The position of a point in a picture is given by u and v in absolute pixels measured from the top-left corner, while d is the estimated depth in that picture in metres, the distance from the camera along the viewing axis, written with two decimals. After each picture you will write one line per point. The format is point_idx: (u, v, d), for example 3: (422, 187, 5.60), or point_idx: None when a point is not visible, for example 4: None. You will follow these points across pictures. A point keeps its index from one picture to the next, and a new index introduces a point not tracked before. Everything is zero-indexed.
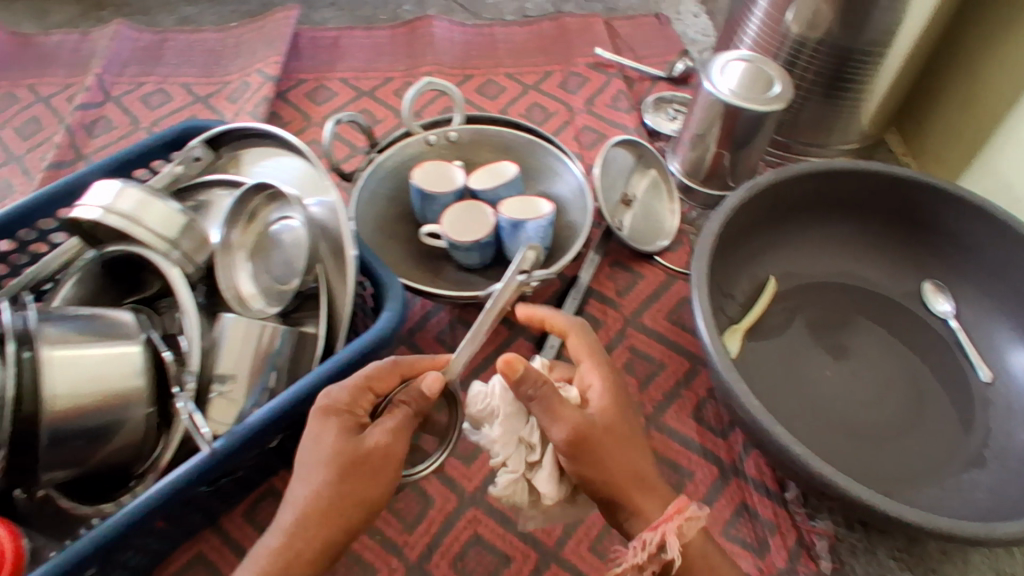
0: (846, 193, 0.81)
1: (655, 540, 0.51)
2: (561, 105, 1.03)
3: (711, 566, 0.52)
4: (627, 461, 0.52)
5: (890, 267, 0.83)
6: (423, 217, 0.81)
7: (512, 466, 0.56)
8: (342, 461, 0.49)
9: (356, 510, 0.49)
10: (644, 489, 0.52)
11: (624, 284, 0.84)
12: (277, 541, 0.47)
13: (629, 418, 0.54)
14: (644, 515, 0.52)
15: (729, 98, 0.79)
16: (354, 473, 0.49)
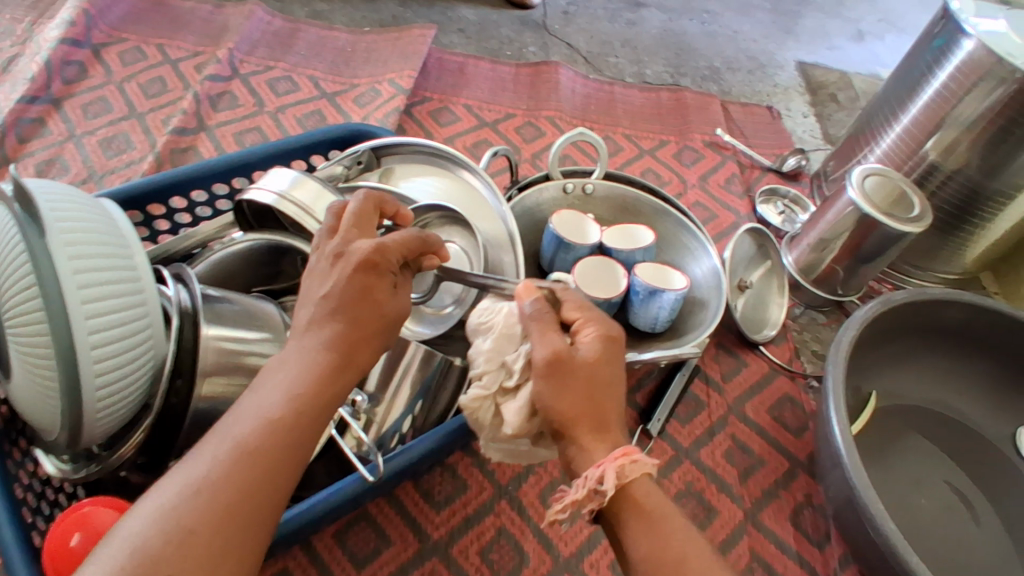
0: (960, 325, 0.83)
1: (607, 472, 0.42)
2: (675, 176, 1.03)
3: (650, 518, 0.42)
4: (593, 395, 0.45)
5: (988, 406, 0.84)
6: (550, 263, 0.80)
7: (486, 382, 0.52)
8: (347, 307, 0.45)
9: (354, 360, 0.45)
10: (600, 423, 0.45)
11: (729, 369, 0.84)
12: (279, 394, 0.41)
13: (619, 375, 0.47)
14: (591, 453, 0.44)
15: (872, 211, 0.79)
16: (359, 328, 0.45)
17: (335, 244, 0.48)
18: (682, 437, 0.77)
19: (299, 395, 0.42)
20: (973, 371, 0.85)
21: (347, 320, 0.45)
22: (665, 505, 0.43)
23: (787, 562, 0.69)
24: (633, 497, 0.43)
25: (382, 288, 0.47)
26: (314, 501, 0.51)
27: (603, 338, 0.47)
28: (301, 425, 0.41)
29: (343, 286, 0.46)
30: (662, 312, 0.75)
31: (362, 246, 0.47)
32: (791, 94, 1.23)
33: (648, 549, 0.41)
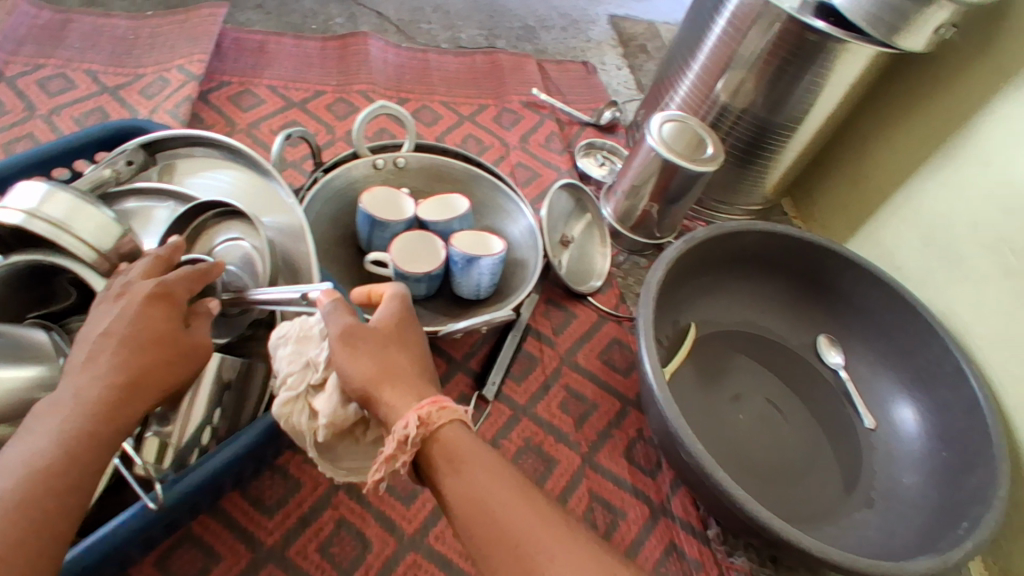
0: (761, 252, 0.90)
1: (414, 419, 0.45)
2: (495, 139, 1.04)
3: (459, 451, 0.45)
4: (388, 357, 0.49)
5: (791, 320, 0.92)
6: (368, 243, 0.78)
7: (291, 384, 0.51)
8: (131, 341, 0.45)
9: (140, 394, 0.44)
10: (400, 381, 0.48)
11: (559, 323, 0.86)
12: (49, 432, 0.41)
13: (413, 343, 0.51)
14: (395, 408, 0.46)
15: (672, 158, 0.84)
16: (147, 359, 0.45)
17: (125, 284, 0.49)
18: (518, 396, 0.79)
19: (75, 432, 0.41)
20: (775, 291, 0.93)
21: (132, 353, 0.45)
22: (477, 448, 0.46)
23: (624, 496, 0.74)
24: (444, 446, 0.45)
25: (174, 321, 0.48)
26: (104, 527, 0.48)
27: (396, 309, 0.52)
28: (80, 462, 0.41)
29: (127, 321, 0.46)
30: (483, 278, 0.75)
31: (149, 283, 0.48)
32: (603, 48, 1.26)
33: (459, 486, 0.44)
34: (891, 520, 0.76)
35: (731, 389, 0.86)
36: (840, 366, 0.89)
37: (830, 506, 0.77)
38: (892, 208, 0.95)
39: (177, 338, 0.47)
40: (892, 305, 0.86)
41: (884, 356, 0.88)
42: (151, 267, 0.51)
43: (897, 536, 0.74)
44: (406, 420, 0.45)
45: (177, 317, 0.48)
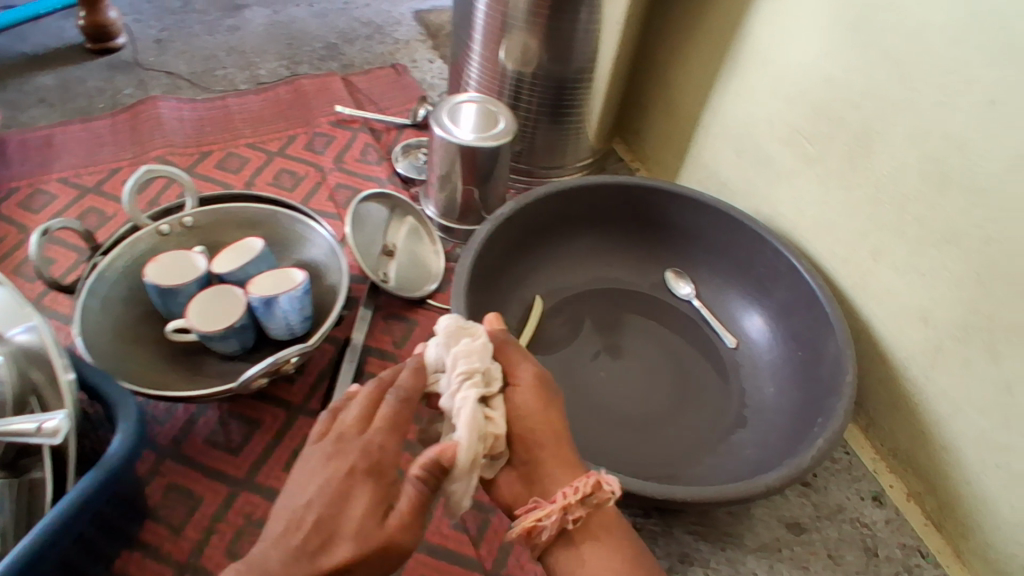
0: (587, 208, 0.89)
1: (588, 485, 0.54)
2: (311, 167, 1.01)
3: (607, 527, 0.56)
4: (555, 410, 0.59)
5: (637, 265, 0.92)
6: (168, 311, 0.75)
7: (477, 381, 0.55)
8: (319, 543, 0.45)
9: (374, 563, 0.46)
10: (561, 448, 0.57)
11: (401, 335, 0.84)
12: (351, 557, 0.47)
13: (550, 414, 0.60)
14: (559, 479, 0.56)
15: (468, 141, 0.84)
16: (386, 529, 0.47)
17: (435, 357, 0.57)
18: None
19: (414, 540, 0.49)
20: (615, 240, 0.92)
21: (411, 520, 0.48)
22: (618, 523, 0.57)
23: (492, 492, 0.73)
24: (594, 523, 0.56)
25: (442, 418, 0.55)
26: None
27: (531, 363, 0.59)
28: None
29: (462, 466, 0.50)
30: (290, 316, 0.73)
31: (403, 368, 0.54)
32: (412, 45, 1.24)
33: (599, 545, 0.54)
34: (764, 434, 0.76)
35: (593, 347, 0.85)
36: (692, 296, 0.90)
37: (705, 440, 0.77)
38: (705, 129, 0.96)
39: (347, 524, 0.46)
40: (719, 224, 0.86)
41: (727, 276, 0.88)
42: (366, 409, 0.52)
43: (769, 449, 0.74)
44: (586, 484, 0.54)
45: (388, 488, 0.49)
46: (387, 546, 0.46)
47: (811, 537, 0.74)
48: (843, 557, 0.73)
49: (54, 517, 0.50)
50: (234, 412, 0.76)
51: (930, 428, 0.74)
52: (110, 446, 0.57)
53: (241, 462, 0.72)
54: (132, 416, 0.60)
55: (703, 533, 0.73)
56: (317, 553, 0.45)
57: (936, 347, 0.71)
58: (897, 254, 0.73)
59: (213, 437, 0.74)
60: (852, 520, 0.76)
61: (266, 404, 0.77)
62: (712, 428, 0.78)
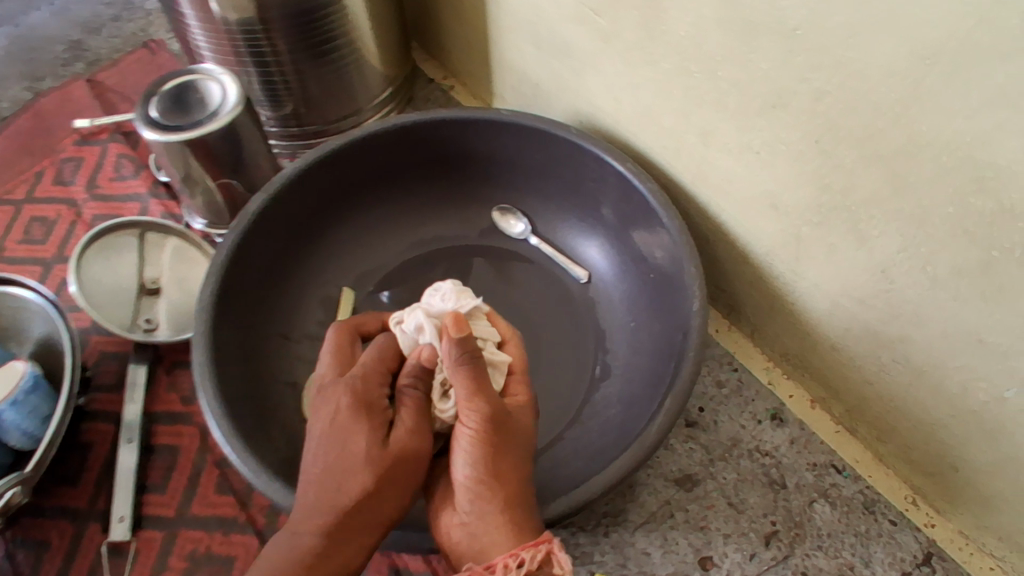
0: (370, 166, 0.72)
1: (536, 559, 0.45)
2: (62, 205, 0.84)
3: None
4: (521, 462, 0.50)
5: (458, 213, 0.76)
6: None
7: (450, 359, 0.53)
8: (334, 494, 0.46)
9: (396, 479, 0.47)
10: (518, 509, 0.48)
11: (191, 386, 0.69)
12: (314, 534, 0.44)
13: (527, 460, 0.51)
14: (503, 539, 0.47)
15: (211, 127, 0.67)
16: (388, 452, 0.47)
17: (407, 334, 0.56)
18: (164, 509, 0.63)
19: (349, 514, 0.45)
20: (422, 192, 0.75)
21: (408, 433, 0.49)
22: None
23: None
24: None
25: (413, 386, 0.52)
26: None
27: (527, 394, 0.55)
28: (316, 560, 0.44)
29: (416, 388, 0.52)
30: (23, 425, 0.60)
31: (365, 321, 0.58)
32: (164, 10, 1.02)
33: None
34: (629, 383, 0.64)
35: None
36: (529, 234, 0.74)
37: (567, 413, 0.65)
38: (494, 22, 0.76)
39: (355, 460, 0.46)
40: (527, 142, 0.70)
41: (558, 199, 0.73)
42: (340, 357, 0.53)
43: (633, 405, 0.62)
44: (533, 557, 0.45)
45: (382, 420, 0.49)
46: (404, 457, 0.48)
47: (706, 489, 0.62)
48: (746, 502, 0.62)
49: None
50: (10, 542, 0.64)
51: (815, 327, 0.61)
52: None
53: None
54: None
55: (580, 523, 0.61)
56: (332, 500, 0.45)
57: (796, 237, 0.56)
58: (726, 132, 0.57)
59: None
60: (751, 452, 0.64)
61: (52, 520, 0.65)
62: (573, 395, 0.66)
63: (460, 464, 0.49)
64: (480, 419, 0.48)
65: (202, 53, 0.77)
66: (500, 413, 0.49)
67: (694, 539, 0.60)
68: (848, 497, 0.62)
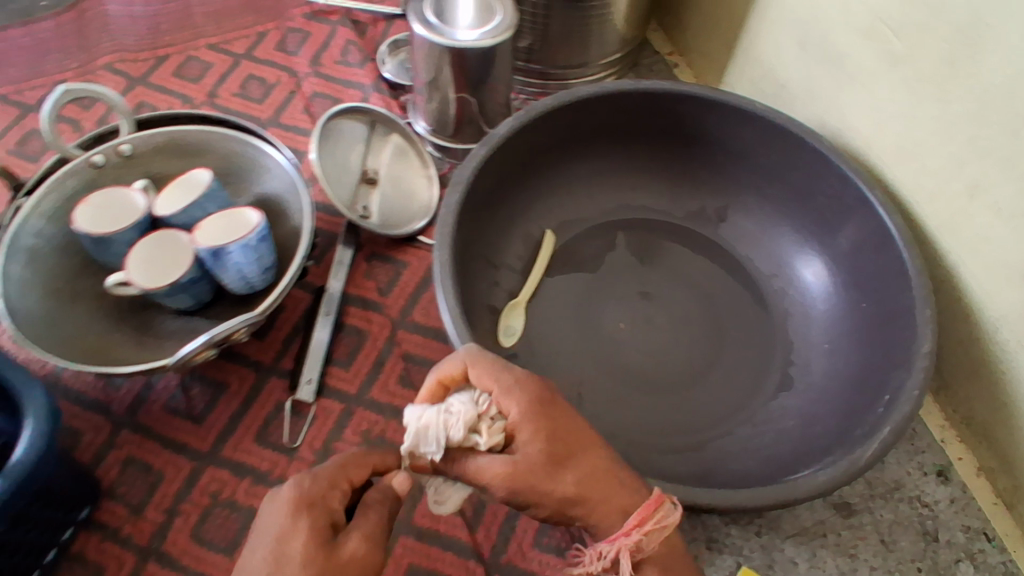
0: (603, 121, 0.71)
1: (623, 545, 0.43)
2: (282, 73, 0.85)
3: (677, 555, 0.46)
4: (570, 473, 0.44)
5: (670, 188, 0.76)
6: (110, 262, 0.64)
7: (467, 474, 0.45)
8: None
9: None
10: (602, 506, 0.44)
11: (386, 280, 0.71)
12: None
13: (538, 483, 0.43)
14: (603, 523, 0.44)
15: (480, 44, 0.67)
16: (335, 559, 0.40)
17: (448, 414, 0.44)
18: (347, 385, 0.66)
19: None
20: (642, 158, 0.75)
21: (362, 542, 0.42)
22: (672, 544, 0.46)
23: None
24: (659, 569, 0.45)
25: (318, 538, 0.41)
26: None
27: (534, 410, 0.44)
28: None
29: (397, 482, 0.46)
30: (244, 268, 0.62)
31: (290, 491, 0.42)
32: None
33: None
34: (814, 400, 0.64)
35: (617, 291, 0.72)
36: (733, 225, 0.74)
37: (740, 407, 0.65)
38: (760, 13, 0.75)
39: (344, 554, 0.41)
40: (769, 139, 0.69)
41: (780, 204, 0.72)
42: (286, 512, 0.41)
43: (820, 424, 0.62)
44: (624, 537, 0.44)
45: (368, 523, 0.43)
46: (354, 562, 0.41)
47: (861, 520, 0.64)
48: (896, 543, 0.63)
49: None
50: (197, 373, 0.65)
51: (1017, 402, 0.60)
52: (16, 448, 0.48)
53: (205, 432, 0.63)
54: (41, 409, 0.49)
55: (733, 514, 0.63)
56: None
57: None
58: (1003, 191, 0.56)
59: (175, 402, 0.64)
60: (910, 499, 0.65)
61: (231, 362, 0.66)
62: (748, 394, 0.66)
63: (533, 507, 0.44)
64: (490, 465, 0.43)
65: None
66: (544, 464, 0.43)
67: (841, 562, 0.62)
68: (993, 566, 0.62)
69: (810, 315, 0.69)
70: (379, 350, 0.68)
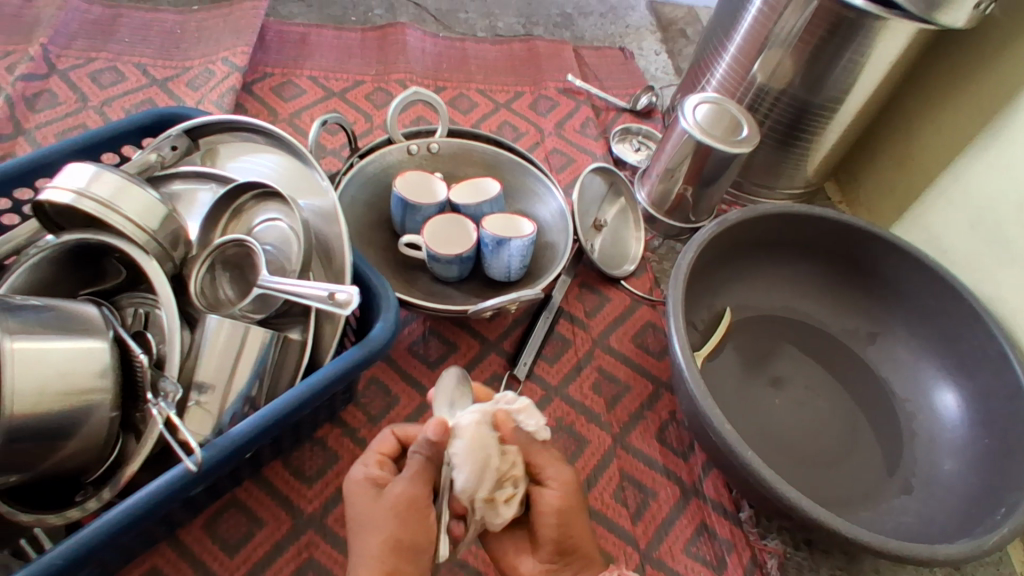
0: (798, 235, 0.89)
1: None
2: (531, 126, 1.04)
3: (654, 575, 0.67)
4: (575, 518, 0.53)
5: (831, 305, 0.91)
6: (402, 227, 0.80)
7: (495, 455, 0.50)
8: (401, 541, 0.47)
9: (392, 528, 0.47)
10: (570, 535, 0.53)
11: (592, 306, 0.86)
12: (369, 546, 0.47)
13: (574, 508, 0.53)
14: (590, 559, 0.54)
15: (690, 127, 0.85)
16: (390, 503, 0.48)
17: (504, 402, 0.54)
18: (550, 376, 0.79)
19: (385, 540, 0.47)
20: (816, 277, 0.92)
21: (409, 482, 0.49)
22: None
23: (655, 477, 0.74)
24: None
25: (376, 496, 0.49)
26: (154, 486, 0.52)
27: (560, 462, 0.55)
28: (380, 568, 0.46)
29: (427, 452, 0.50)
30: (513, 261, 0.76)
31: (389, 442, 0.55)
32: (642, 33, 1.26)
33: None
34: (931, 505, 0.74)
35: (770, 373, 0.86)
36: (881, 350, 0.88)
37: (872, 492, 0.76)
38: (937, 190, 0.93)
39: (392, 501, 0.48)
40: (931, 285, 0.84)
41: (926, 342, 0.85)
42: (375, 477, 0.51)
43: (936, 521, 0.71)
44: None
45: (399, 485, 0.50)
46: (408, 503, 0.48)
47: None
48: None
49: (313, 383, 0.58)
50: (435, 331, 0.80)
51: None
52: (373, 335, 0.61)
53: (436, 377, 0.77)
54: (394, 302, 0.63)
55: None
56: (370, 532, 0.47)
57: None
58: None
59: (415, 346, 0.79)
60: None
61: (464, 332, 0.81)
62: (872, 485, 0.76)
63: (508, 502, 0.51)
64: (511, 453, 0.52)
65: (709, 78, 1.02)
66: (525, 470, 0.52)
67: None
68: None
69: (935, 438, 0.80)
70: (578, 357, 0.82)
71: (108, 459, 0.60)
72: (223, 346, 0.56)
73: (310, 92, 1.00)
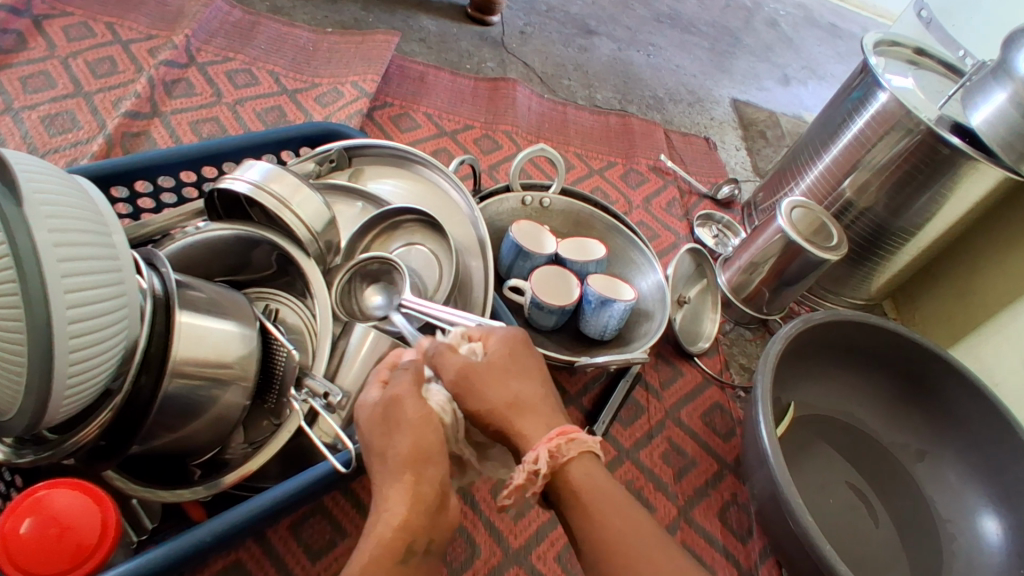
0: (864, 345, 0.95)
1: (551, 445, 0.44)
2: (621, 195, 1.09)
3: (600, 494, 0.44)
4: (514, 383, 0.47)
5: (887, 418, 0.96)
6: (508, 270, 0.84)
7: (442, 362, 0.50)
8: (418, 439, 0.43)
9: (400, 424, 0.43)
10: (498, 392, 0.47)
11: (667, 377, 0.90)
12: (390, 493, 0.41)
13: (528, 365, 0.49)
14: (527, 439, 0.45)
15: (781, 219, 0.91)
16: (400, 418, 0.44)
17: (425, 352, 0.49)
18: (624, 439, 0.82)
19: (406, 457, 0.42)
20: (874, 387, 0.97)
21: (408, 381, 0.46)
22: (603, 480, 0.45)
23: (714, 555, 0.76)
24: (581, 478, 0.45)
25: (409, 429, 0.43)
26: (294, 482, 0.56)
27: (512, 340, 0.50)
28: (401, 483, 0.41)
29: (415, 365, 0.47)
30: (611, 321, 0.79)
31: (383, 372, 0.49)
32: (725, 128, 1.34)
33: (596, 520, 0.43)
34: None
35: (819, 472, 0.89)
36: (928, 469, 0.91)
37: None
38: (997, 325, 0.98)
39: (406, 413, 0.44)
40: (986, 415, 0.88)
41: (974, 469, 0.88)
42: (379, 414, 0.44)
43: None
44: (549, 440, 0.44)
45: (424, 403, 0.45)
46: (397, 402, 0.44)
47: None
48: None
49: None
50: None
51: None
52: None
53: None
54: None
55: None
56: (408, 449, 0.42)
57: None
58: None
59: None
60: None
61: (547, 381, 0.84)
62: None
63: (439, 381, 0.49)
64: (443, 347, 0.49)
65: (794, 182, 1.10)
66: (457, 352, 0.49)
67: None
68: None
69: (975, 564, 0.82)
70: (650, 424, 0.84)
71: (218, 445, 0.62)
72: (367, 358, 0.59)
73: (423, 126, 1.05)
